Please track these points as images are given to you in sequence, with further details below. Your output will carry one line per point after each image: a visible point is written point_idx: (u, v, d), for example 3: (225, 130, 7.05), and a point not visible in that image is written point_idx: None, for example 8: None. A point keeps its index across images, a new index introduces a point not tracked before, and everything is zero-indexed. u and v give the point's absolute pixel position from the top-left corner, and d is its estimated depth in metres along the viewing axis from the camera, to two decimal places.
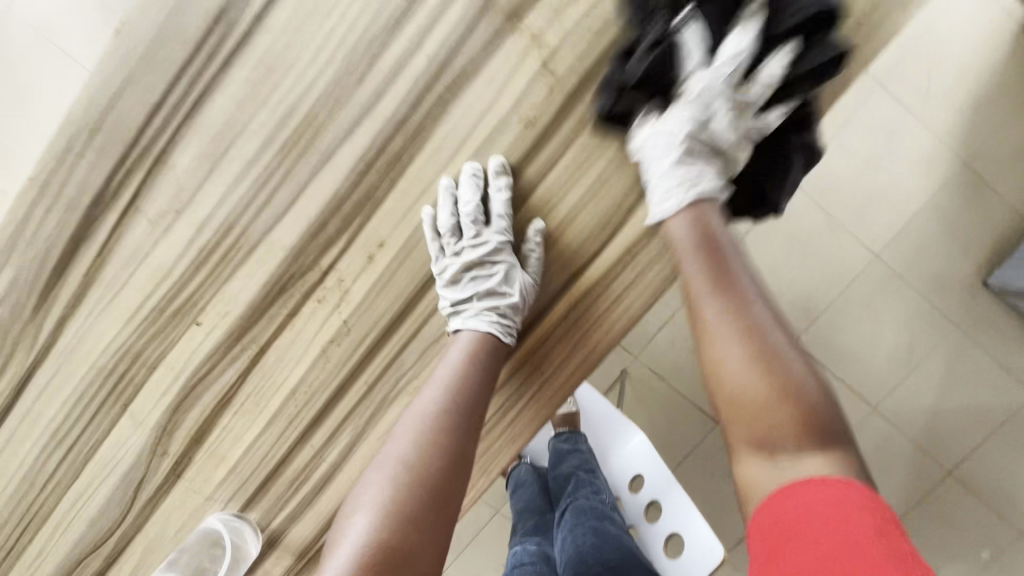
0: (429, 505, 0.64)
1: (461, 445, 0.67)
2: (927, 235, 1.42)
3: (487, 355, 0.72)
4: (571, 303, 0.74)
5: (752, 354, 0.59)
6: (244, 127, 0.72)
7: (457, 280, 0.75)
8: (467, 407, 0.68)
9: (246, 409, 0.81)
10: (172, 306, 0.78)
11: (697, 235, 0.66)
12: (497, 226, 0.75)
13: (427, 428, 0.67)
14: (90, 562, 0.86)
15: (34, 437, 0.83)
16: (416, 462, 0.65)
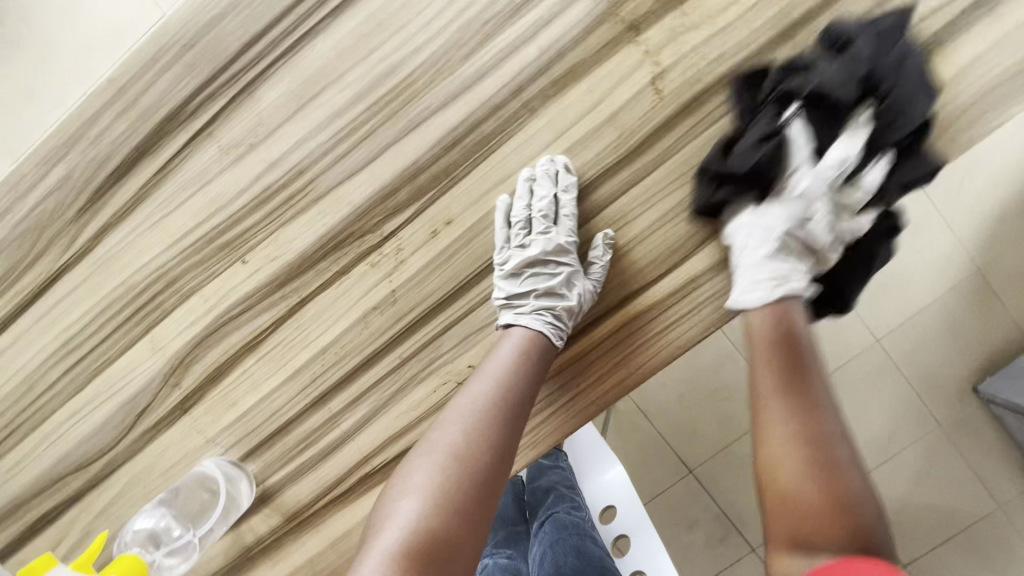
0: (477, 499, 0.62)
1: (508, 440, 0.66)
2: (927, 333, 1.40)
3: (538, 356, 0.71)
4: (614, 327, 0.74)
5: (814, 446, 0.63)
6: (339, 77, 0.71)
7: (517, 274, 0.74)
8: (518, 402, 0.67)
9: (271, 358, 0.78)
10: (221, 239, 0.75)
11: (779, 327, 0.69)
12: (564, 227, 0.74)
13: (478, 420, 0.66)
14: (71, 481, 0.82)
15: (40, 343, 0.79)
16: (465, 454, 0.63)
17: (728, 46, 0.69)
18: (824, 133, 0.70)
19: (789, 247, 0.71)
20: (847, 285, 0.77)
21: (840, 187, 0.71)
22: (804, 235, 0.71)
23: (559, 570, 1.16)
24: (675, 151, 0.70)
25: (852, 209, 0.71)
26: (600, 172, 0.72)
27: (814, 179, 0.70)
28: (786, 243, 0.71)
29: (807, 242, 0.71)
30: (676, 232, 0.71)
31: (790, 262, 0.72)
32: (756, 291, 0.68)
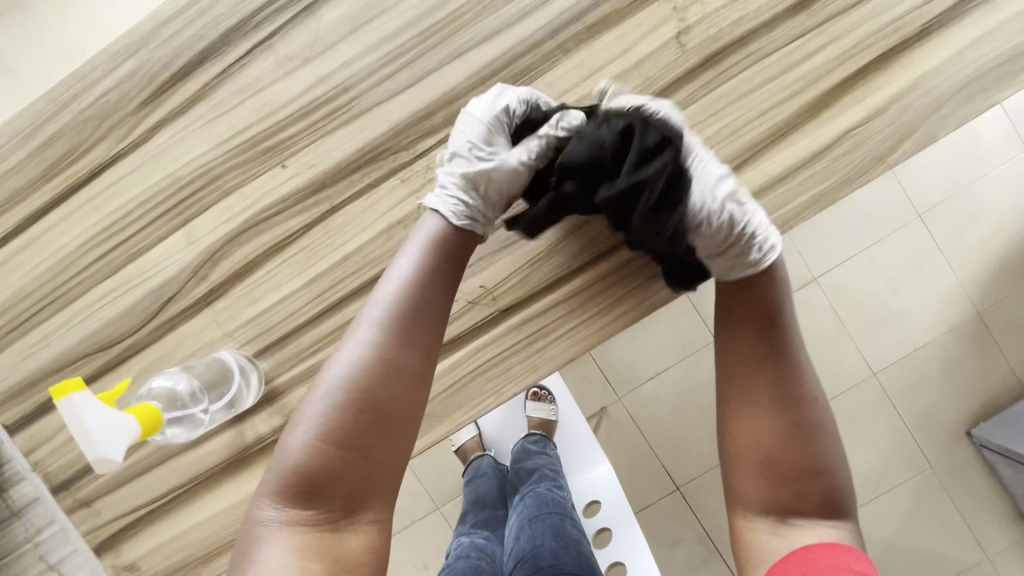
0: (387, 405, 0.58)
1: (414, 354, 0.61)
2: (923, 371, 1.42)
3: (444, 255, 0.66)
4: (607, 271, 0.80)
5: (784, 424, 0.64)
6: (395, 5, 0.78)
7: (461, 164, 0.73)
8: (421, 312, 0.63)
9: (296, 260, 0.83)
10: (266, 143, 0.81)
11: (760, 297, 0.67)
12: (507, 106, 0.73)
13: (378, 336, 0.60)
14: (90, 362, 0.86)
15: (85, 225, 0.84)
16: (374, 364, 0.58)
17: (749, 11, 0.76)
18: (832, 97, 0.76)
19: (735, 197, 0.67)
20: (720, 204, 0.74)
21: None
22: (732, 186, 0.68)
23: (534, 550, 1.03)
24: (691, 101, 0.77)
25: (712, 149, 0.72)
26: None
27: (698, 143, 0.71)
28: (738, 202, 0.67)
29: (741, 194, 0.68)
30: None
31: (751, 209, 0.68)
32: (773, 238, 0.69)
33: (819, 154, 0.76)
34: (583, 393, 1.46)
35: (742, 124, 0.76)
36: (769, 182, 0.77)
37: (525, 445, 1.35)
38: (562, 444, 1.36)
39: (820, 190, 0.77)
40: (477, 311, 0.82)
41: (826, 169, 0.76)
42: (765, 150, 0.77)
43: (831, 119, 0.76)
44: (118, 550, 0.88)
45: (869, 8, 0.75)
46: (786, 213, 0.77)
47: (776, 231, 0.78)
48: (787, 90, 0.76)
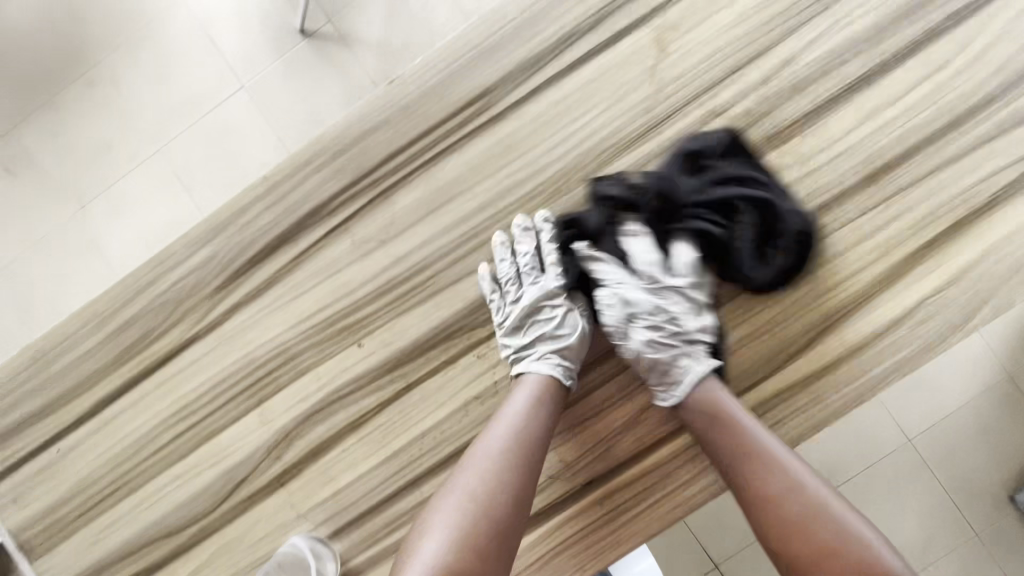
0: (488, 549, 0.62)
1: (525, 477, 0.66)
2: (959, 436, 1.17)
3: (552, 402, 0.72)
4: (686, 445, 0.78)
5: (778, 487, 0.64)
6: (469, 189, 0.80)
7: (519, 328, 0.77)
8: (531, 449, 0.68)
9: (372, 438, 0.82)
10: (341, 324, 0.81)
11: (707, 397, 0.70)
12: (552, 273, 0.79)
13: (501, 463, 0.66)
14: (159, 546, 0.83)
15: (158, 408, 0.83)
16: (493, 485, 0.65)
17: (818, 188, 0.77)
18: (906, 267, 0.77)
19: (660, 345, 0.73)
20: (742, 277, 0.76)
21: (531, 268, 0.78)
22: (674, 353, 0.73)
23: None
24: None
25: (689, 261, 0.76)
26: None
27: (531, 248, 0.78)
28: (667, 348, 0.73)
29: (683, 331, 0.73)
30: (763, 349, 0.78)
31: (678, 349, 0.73)
32: (569, 328, 0.76)
33: (894, 323, 0.77)
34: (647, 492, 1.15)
35: (816, 295, 0.77)
36: (849, 350, 0.77)
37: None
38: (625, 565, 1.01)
39: (898, 359, 0.77)
40: (557, 486, 0.80)
41: (903, 337, 0.76)
42: (842, 319, 0.77)
43: (908, 287, 0.77)
44: None
45: (938, 180, 0.76)
46: (868, 379, 0.77)
47: (858, 398, 0.77)
48: (861, 261, 0.77)
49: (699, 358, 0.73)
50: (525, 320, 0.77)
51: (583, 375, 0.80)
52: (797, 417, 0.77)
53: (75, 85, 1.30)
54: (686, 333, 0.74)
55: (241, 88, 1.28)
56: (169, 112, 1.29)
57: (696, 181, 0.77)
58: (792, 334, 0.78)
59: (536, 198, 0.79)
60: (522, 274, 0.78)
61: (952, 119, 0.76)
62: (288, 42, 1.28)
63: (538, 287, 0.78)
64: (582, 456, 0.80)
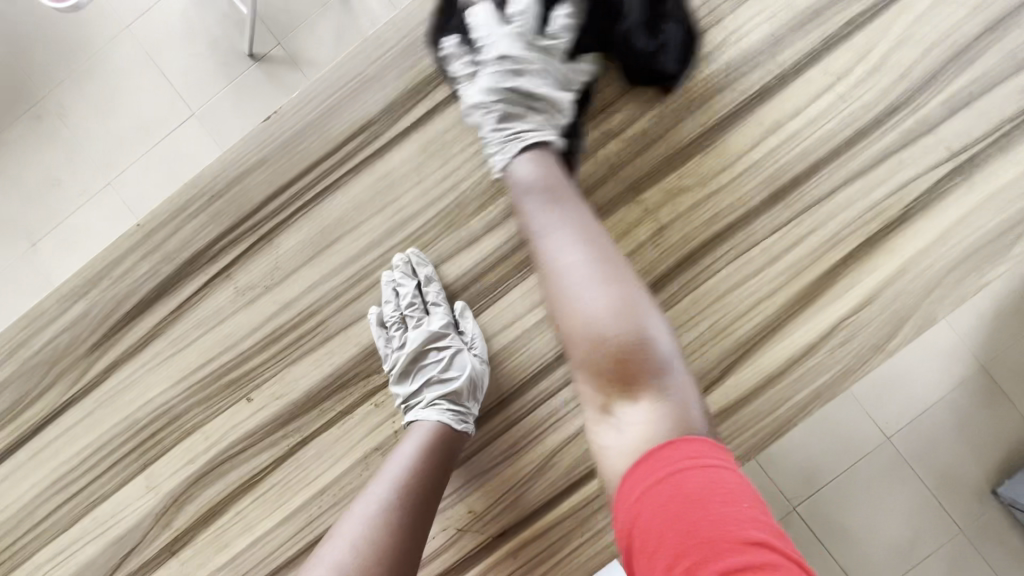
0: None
1: (406, 541, 0.59)
2: (937, 429, 1.06)
3: (442, 452, 0.67)
4: (600, 488, 0.73)
5: (574, 277, 0.57)
6: (355, 227, 0.75)
7: (408, 374, 0.73)
8: (416, 507, 0.62)
9: (266, 498, 0.76)
10: (228, 377, 0.76)
11: (529, 180, 0.64)
12: (439, 313, 0.74)
13: (379, 527, 0.59)
14: None
15: (35, 477, 0.77)
16: (367, 551, 0.57)
17: (721, 210, 0.73)
18: (819, 288, 0.72)
19: (511, 104, 0.70)
20: (637, 57, 0.71)
21: (416, 309, 0.73)
22: (514, 111, 0.69)
23: None
24: (672, 303, 0.73)
25: (567, 18, 0.72)
26: None
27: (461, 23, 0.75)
28: (508, 104, 0.69)
29: (529, 89, 0.70)
30: None
31: (523, 113, 0.69)
32: (459, 369, 0.70)
33: (811, 348, 0.72)
34: None
35: (728, 322, 0.73)
36: (766, 378, 0.72)
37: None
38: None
39: (818, 385, 0.72)
40: (467, 540, 0.74)
41: (821, 362, 0.72)
42: (756, 347, 0.73)
43: (823, 309, 0.72)
44: None
45: (846, 196, 0.72)
46: (786, 409, 0.72)
47: (777, 430, 0.72)
48: (772, 284, 0.73)
49: (542, 126, 0.68)
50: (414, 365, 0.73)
51: (488, 418, 0.75)
52: None
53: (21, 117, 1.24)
54: (538, 99, 0.70)
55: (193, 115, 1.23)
56: (116, 144, 1.23)
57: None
58: (704, 365, 0.73)
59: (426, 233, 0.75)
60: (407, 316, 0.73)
61: (856, 130, 0.72)
62: (238, 68, 1.23)
63: (424, 328, 0.73)
64: (493, 506, 0.74)
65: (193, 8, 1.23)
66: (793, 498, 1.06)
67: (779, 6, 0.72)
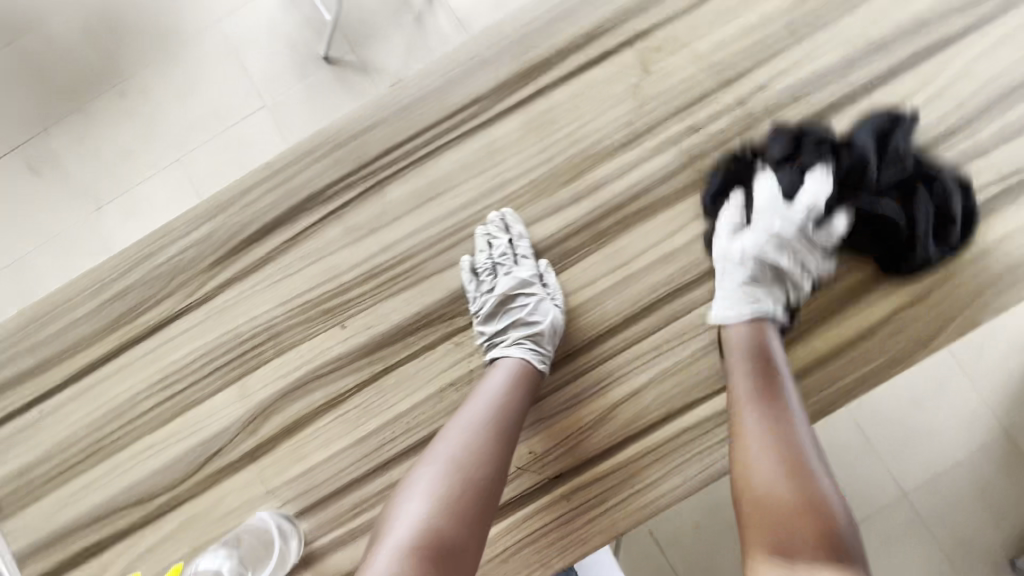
0: (472, 512, 0.64)
1: (503, 447, 0.70)
2: (956, 492, 1.11)
3: (528, 381, 0.77)
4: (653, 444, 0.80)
5: (780, 439, 0.64)
6: (457, 185, 0.85)
7: (495, 315, 0.82)
8: (509, 421, 0.72)
9: (347, 418, 0.83)
10: (327, 304, 0.85)
11: (751, 348, 0.73)
12: (526, 264, 0.81)
13: (480, 435, 0.69)
14: (127, 513, 0.85)
15: (143, 375, 0.86)
16: (473, 455, 0.67)
17: None
18: (871, 284, 0.80)
19: (762, 275, 0.77)
20: (889, 255, 0.78)
21: (507, 258, 0.80)
22: (764, 281, 0.77)
23: None
24: None
25: (843, 224, 0.76)
26: (668, 292, 0.81)
27: (769, 187, 0.79)
28: (760, 267, 0.77)
29: (782, 267, 0.76)
30: None
31: (769, 284, 0.77)
32: (542, 315, 0.79)
33: (859, 338, 0.79)
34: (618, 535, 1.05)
35: None
36: (817, 359, 0.79)
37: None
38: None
39: (864, 372, 0.79)
40: (526, 478, 0.81)
41: (868, 350, 0.79)
42: (809, 331, 0.80)
43: (874, 303, 0.79)
44: None
45: (902, 204, 0.80)
46: (834, 390, 0.79)
47: (823, 409, 0.79)
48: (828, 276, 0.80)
49: (777, 302, 0.76)
50: (500, 308, 0.81)
51: (557, 368, 0.82)
52: None
53: (104, 91, 1.38)
54: (788, 277, 0.77)
55: (262, 106, 1.35)
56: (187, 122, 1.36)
57: (898, 145, 0.78)
58: None
59: (521, 197, 0.84)
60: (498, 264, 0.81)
61: (916, 148, 0.80)
62: (312, 67, 1.36)
63: (513, 276, 0.80)
64: (553, 449, 0.81)
65: (279, 12, 1.37)
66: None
67: (851, 33, 0.82)
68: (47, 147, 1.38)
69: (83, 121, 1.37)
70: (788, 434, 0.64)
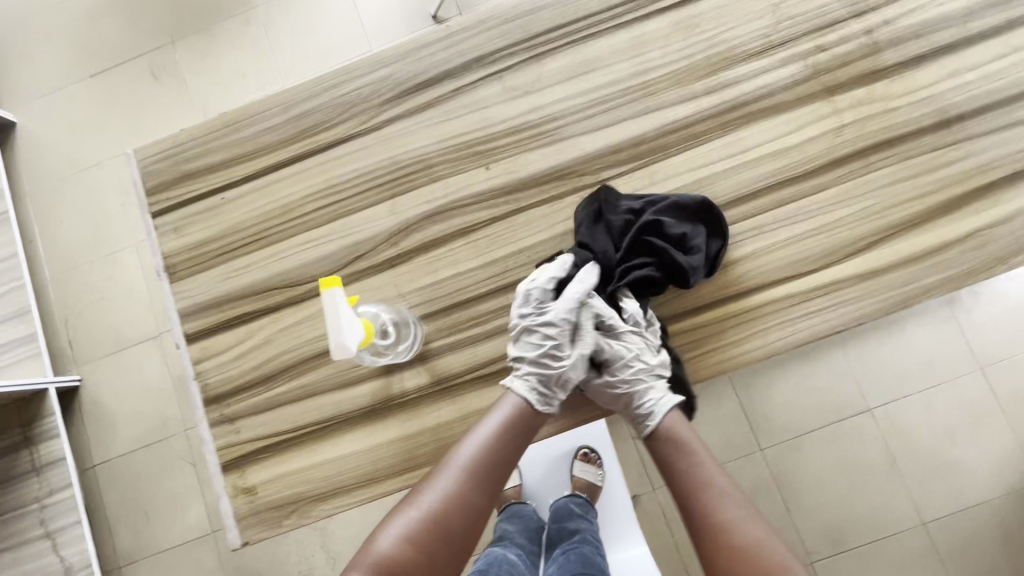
0: (461, 524, 0.72)
1: (489, 477, 0.77)
2: (979, 524, 1.16)
3: (520, 424, 0.82)
4: (742, 308, 0.91)
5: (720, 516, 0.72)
6: (606, 66, 0.98)
7: (520, 339, 0.89)
8: (501, 452, 0.79)
9: (477, 244, 0.97)
10: (477, 148, 0.99)
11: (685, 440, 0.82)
12: (563, 305, 0.88)
13: (461, 475, 0.75)
14: (277, 293, 0.99)
15: (311, 182, 1.01)
16: (451, 497, 0.73)
17: (897, 122, 0.92)
18: (963, 201, 0.90)
19: (628, 382, 0.88)
20: (681, 275, 0.89)
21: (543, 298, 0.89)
22: (635, 387, 0.87)
23: None
24: (839, 181, 0.92)
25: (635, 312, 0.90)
26: (778, 181, 0.93)
27: (522, 384, 0.85)
28: (630, 381, 0.88)
29: (645, 366, 0.88)
30: (825, 242, 0.91)
31: (643, 385, 0.87)
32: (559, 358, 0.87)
33: (947, 245, 0.89)
34: (627, 466, 1.26)
35: (882, 207, 0.91)
36: (904, 258, 0.89)
37: (566, 504, 1.02)
38: (601, 511, 1.05)
39: (946, 276, 0.89)
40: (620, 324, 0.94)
41: (952, 258, 0.89)
42: (900, 233, 0.90)
43: (963, 218, 0.89)
44: (242, 470, 0.96)
45: (1001, 137, 0.91)
46: (917, 286, 0.89)
47: (904, 300, 0.89)
48: (925, 189, 0.90)
49: (662, 393, 0.87)
50: (527, 331, 0.88)
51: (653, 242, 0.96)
52: (845, 306, 0.89)
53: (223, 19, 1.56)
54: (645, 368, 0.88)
55: (369, 51, 1.49)
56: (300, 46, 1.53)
57: (614, 220, 0.91)
58: (851, 236, 0.91)
59: (659, 83, 0.97)
60: (540, 298, 0.89)
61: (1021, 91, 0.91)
62: (420, 24, 1.50)
63: (545, 314, 0.88)
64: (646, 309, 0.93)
65: None
66: (812, 554, 1.18)
67: None
68: (171, 61, 1.57)
69: (205, 44, 1.56)
70: (731, 521, 0.71)
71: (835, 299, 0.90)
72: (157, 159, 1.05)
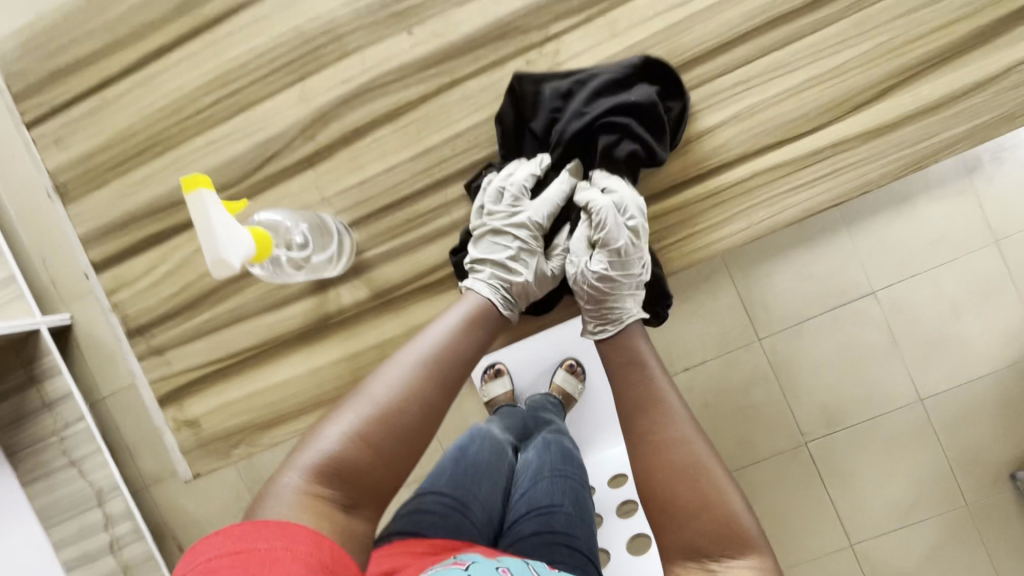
0: (420, 422, 0.55)
1: (459, 366, 0.60)
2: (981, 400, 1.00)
3: (485, 321, 0.65)
4: (723, 184, 0.76)
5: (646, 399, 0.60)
6: None
7: (482, 241, 0.74)
8: (473, 339, 0.62)
9: (406, 131, 0.81)
10: (395, 6, 0.79)
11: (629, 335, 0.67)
12: (541, 204, 0.74)
13: (422, 365, 0.58)
14: (184, 209, 0.86)
15: (202, 70, 0.84)
16: (409, 389, 0.56)
17: None
18: (1003, 27, 0.71)
19: (609, 275, 0.69)
20: (645, 153, 0.73)
21: (519, 194, 0.74)
22: (615, 287, 0.69)
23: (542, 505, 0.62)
24: (847, 13, 0.73)
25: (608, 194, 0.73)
26: (770, 19, 0.73)
27: (479, 288, 0.68)
28: (610, 282, 0.69)
29: (620, 255, 0.69)
30: (826, 94, 0.74)
31: (619, 282, 0.69)
32: (525, 265, 0.71)
33: (977, 87, 0.72)
34: None
35: (900, 43, 0.72)
36: (923, 107, 0.73)
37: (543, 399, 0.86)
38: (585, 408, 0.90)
39: (971, 127, 0.73)
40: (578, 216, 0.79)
41: (982, 103, 0.72)
42: (921, 75, 0.73)
43: (1002, 49, 0.71)
44: (181, 403, 0.89)
45: None
46: (937, 141, 0.73)
47: (919, 159, 0.74)
48: (956, 14, 0.71)
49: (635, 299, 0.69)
50: (492, 233, 0.73)
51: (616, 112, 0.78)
52: (847, 172, 0.75)
53: None
54: (621, 262, 0.70)
55: None
56: None
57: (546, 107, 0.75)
58: (860, 84, 0.73)
59: None
60: (514, 193, 0.74)
61: None
62: None
63: (518, 210, 0.73)
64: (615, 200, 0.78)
65: None
66: (807, 433, 1.02)
67: None
68: None
69: None
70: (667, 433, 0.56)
71: (835, 164, 0.74)
72: (17, 55, 0.87)
